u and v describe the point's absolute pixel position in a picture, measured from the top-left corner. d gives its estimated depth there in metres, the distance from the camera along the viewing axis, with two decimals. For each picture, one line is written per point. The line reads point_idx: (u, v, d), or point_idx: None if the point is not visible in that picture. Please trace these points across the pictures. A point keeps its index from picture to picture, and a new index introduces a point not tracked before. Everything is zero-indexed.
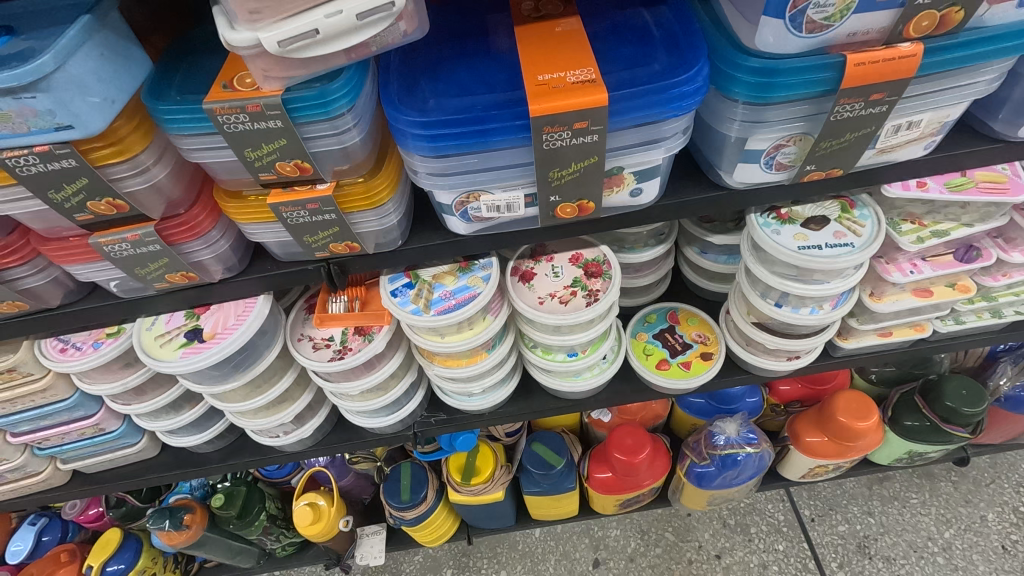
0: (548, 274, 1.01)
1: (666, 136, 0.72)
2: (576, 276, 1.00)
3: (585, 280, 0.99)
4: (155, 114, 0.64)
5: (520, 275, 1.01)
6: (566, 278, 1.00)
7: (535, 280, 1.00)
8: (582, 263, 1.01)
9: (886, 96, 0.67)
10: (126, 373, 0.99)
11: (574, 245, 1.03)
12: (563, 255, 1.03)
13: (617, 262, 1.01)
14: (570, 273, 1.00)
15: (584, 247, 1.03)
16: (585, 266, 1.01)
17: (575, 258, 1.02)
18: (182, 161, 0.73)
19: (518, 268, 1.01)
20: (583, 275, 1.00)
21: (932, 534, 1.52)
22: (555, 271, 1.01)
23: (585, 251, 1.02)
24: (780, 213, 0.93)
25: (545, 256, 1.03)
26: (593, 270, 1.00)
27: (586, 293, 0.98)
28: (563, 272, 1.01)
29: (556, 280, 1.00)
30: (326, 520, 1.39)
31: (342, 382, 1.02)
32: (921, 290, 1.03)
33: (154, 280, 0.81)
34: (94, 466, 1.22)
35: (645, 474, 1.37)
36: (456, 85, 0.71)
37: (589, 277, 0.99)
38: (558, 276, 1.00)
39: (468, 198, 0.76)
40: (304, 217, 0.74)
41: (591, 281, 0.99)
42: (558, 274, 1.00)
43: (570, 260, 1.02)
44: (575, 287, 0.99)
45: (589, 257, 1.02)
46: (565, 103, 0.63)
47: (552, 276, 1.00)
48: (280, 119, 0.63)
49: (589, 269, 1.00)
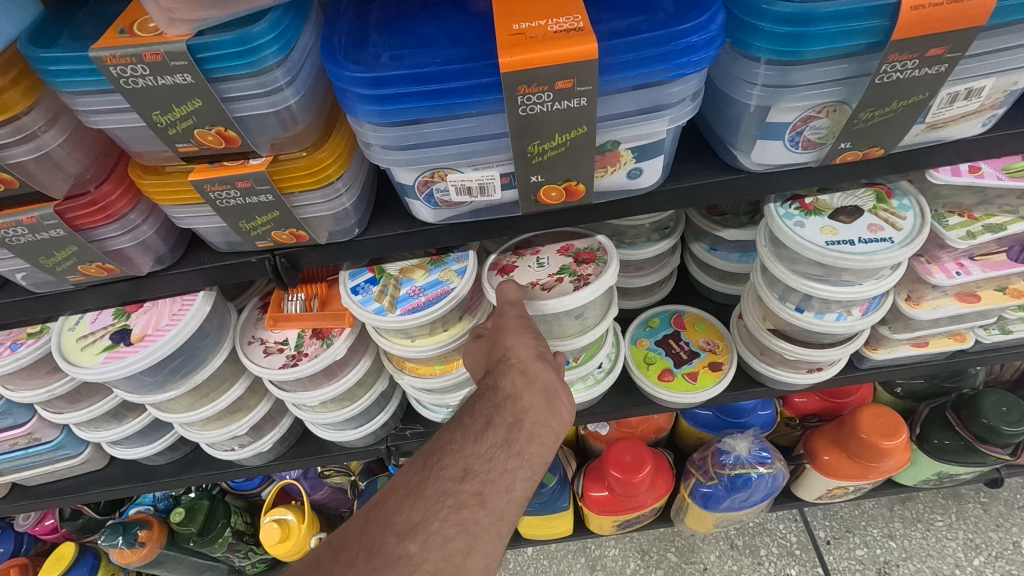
0: (531, 266, 0.87)
1: (671, 102, 0.59)
2: (565, 265, 0.86)
3: (573, 267, 0.86)
4: (36, 66, 0.52)
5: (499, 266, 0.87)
6: (553, 268, 0.86)
7: (518, 270, 0.86)
8: (570, 252, 0.88)
9: (947, 52, 0.54)
10: (54, 378, 0.87)
11: (563, 236, 0.90)
12: (551, 246, 0.89)
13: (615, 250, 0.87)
14: (557, 261, 0.87)
15: (575, 237, 0.90)
16: (576, 254, 0.87)
17: (562, 247, 0.88)
18: (86, 129, 0.61)
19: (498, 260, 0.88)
20: (572, 262, 0.86)
21: (960, 560, 1.37)
22: (540, 261, 0.87)
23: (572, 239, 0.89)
24: (804, 202, 0.80)
25: (528, 250, 0.89)
26: (585, 256, 0.87)
27: (574, 278, 0.84)
28: (549, 261, 0.87)
29: (541, 269, 0.86)
30: (294, 538, 1.27)
31: (300, 391, 0.90)
32: (966, 295, 0.89)
33: (66, 273, 0.69)
34: (35, 479, 1.10)
35: (644, 494, 1.24)
36: (415, 37, 0.58)
37: (578, 264, 0.86)
38: (543, 265, 0.87)
39: (432, 177, 0.63)
40: (235, 198, 0.62)
41: (581, 268, 0.85)
42: (544, 263, 0.87)
43: (559, 250, 0.88)
44: (562, 274, 0.85)
45: (581, 245, 0.88)
46: (544, 54, 0.50)
47: (537, 266, 0.87)
48: (189, 72, 0.51)
49: (579, 256, 0.87)
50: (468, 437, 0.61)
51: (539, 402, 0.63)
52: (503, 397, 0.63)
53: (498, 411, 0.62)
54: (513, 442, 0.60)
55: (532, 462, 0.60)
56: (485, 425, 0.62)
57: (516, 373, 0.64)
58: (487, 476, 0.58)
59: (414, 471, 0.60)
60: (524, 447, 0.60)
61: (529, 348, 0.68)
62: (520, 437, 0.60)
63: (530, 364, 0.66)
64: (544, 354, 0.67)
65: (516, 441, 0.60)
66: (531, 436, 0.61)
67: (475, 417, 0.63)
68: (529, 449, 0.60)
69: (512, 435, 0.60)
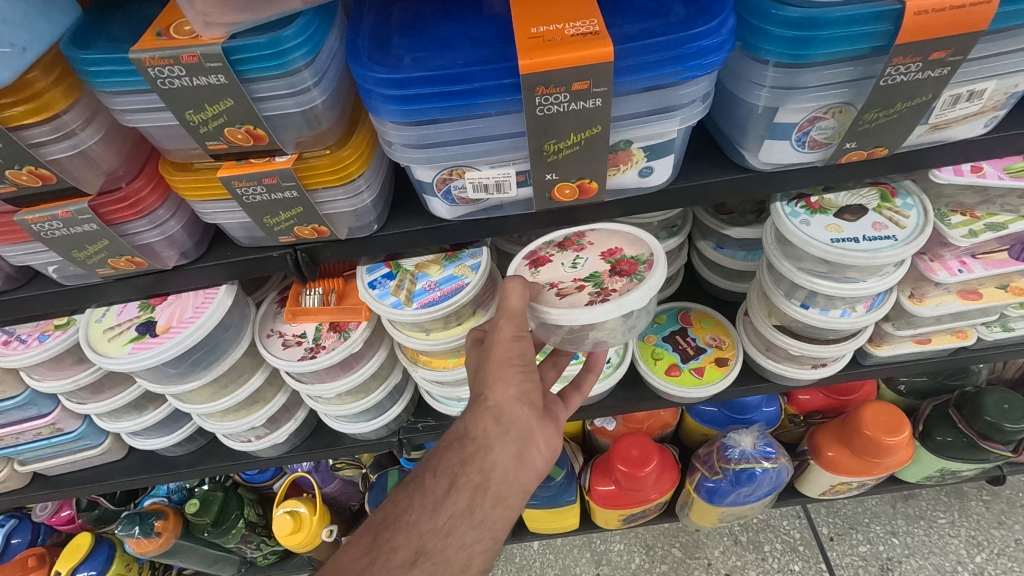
0: (565, 263, 0.86)
1: (682, 103, 0.62)
2: (596, 271, 0.83)
3: (603, 277, 0.82)
4: (77, 66, 0.55)
5: (532, 258, 0.87)
6: (583, 271, 0.84)
7: (547, 268, 0.86)
8: (613, 258, 0.85)
9: (949, 55, 0.56)
10: (79, 369, 0.90)
11: (617, 240, 0.87)
12: (599, 247, 0.87)
13: (664, 270, 0.81)
14: (592, 265, 0.84)
15: (628, 244, 0.86)
16: (616, 262, 0.84)
17: (606, 252, 0.85)
18: (120, 127, 0.64)
19: (537, 252, 0.88)
20: (607, 270, 0.83)
21: (962, 557, 1.39)
22: (575, 261, 0.86)
23: (623, 246, 0.86)
24: (810, 201, 0.82)
25: (574, 246, 0.88)
26: (625, 267, 0.83)
27: (596, 290, 0.80)
28: (584, 262, 0.85)
29: (570, 271, 0.84)
30: (306, 530, 1.29)
31: (317, 383, 0.93)
32: (968, 292, 0.91)
33: (96, 266, 0.71)
34: (56, 469, 1.13)
35: (650, 488, 1.26)
36: (436, 40, 0.61)
37: (612, 276, 0.82)
38: (576, 268, 0.85)
39: (450, 175, 0.66)
40: (261, 194, 0.64)
41: (610, 281, 0.82)
42: (576, 264, 0.85)
43: (601, 253, 0.86)
44: (587, 284, 0.82)
45: (628, 254, 0.85)
46: (562, 57, 0.53)
47: (565, 265, 0.86)
48: (223, 73, 0.53)
49: (616, 265, 0.84)
50: (430, 501, 0.66)
51: (511, 453, 0.70)
52: (471, 451, 0.69)
53: (463, 471, 0.68)
54: (476, 505, 0.66)
55: (489, 528, 0.67)
56: (448, 488, 0.67)
57: (488, 430, 0.70)
58: (441, 554, 0.63)
59: (362, 549, 0.63)
60: (485, 509, 0.67)
61: (507, 391, 0.73)
62: (483, 499, 0.67)
63: (506, 410, 0.72)
64: (520, 397, 0.73)
65: (479, 503, 0.67)
66: (496, 497, 0.68)
67: (438, 478, 0.68)
68: (492, 513, 0.67)
69: (477, 495, 0.67)
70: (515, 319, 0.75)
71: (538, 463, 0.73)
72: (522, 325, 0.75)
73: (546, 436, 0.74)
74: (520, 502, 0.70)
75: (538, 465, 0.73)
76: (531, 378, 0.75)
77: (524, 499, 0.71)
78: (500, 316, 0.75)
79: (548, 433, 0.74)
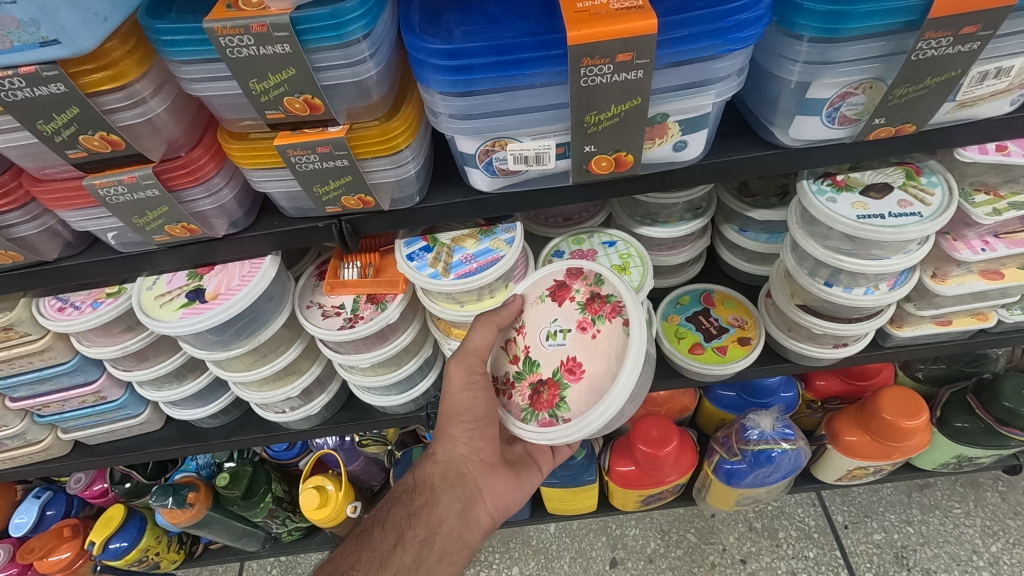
0: (551, 323, 0.81)
1: (718, 77, 0.65)
2: (538, 366, 0.79)
3: (530, 379, 0.80)
4: (152, 36, 0.59)
5: (562, 285, 0.84)
6: (541, 353, 0.80)
7: (550, 305, 0.83)
8: (564, 375, 0.77)
9: (980, 30, 0.58)
10: (127, 337, 0.94)
11: (595, 364, 0.75)
12: (582, 350, 0.77)
13: (541, 440, 0.75)
14: (548, 356, 0.79)
15: (585, 382, 0.75)
16: (551, 380, 0.78)
17: (568, 367, 0.77)
18: (183, 97, 0.68)
19: (574, 281, 0.84)
20: (541, 378, 0.79)
21: (978, 547, 1.38)
22: (555, 336, 0.80)
23: (577, 385, 0.75)
24: (837, 179, 0.85)
25: (581, 321, 0.79)
26: (542, 398, 0.78)
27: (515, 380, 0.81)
28: (557, 343, 0.79)
29: (537, 341, 0.81)
30: (333, 505, 1.29)
31: (353, 353, 0.97)
32: (990, 272, 0.93)
33: (153, 232, 0.75)
34: (97, 438, 1.17)
35: (670, 469, 1.27)
36: (485, 16, 0.64)
37: (529, 393, 0.79)
38: (545, 346, 0.80)
39: (493, 146, 0.68)
40: (313, 162, 0.67)
41: (523, 387, 0.80)
42: (552, 336, 0.80)
43: (567, 358, 0.77)
44: (520, 366, 0.82)
45: (561, 393, 0.76)
46: (608, 28, 0.55)
47: (550, 327, 0.81)
48: (289, 42, 0.56)
49: (546, 388, 0.78)
50: (379, 555, 0.76)
51: (456, 509, 0.85)
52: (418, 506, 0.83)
53: (413, 525, 0.80)
54: (422, 558, 0.78)
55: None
56: (395, 542, 0.78)
57: (436, 485, 0.86)
58: None
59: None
60: (431, 563, 0.78)
61: (453, 451, 0.87)
62: (429, 553, 0.79)
63: (452, 468, 0.87)
64: (465, 458, 0.88)
65: (424, 558, 0.78)
66: (440, 549, 0.80)
67: (387, 532, 0.80)
68: (438, 564, 0.79)
69: (424, 546, 0.79)
70: (468, 364, 0.83)
71: (480, 521, 0.87)
72: (472, 369, 0.83)
73: (491, 494, 0.89)
74: (462, 559, 0.83)
75: (479, 523, 0.87)
76: (481, 436, 0.88)
77: (467, 555, 0.84)
78: (463, 351, 0.84)
79: (490, 494, 0.89)
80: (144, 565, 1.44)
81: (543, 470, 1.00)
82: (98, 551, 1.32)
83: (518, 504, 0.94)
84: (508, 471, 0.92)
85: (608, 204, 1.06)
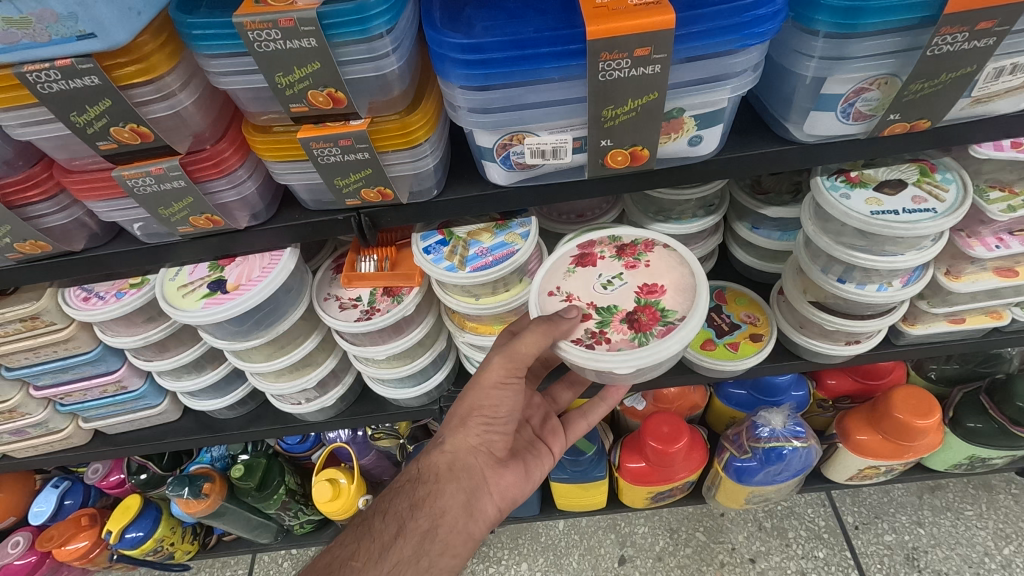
0: (597, 279, 0.84)
1: (734, 72, 0.66)
2: (615, 305, 0.80)
3: (617, 320, 0.78)
4: (184, 31, 0.61)
5: (583, 253, 0.88)
6: (608, 300, 0.81)
7: (584, 271, 0.86)
8: (648, 299, 0.80)
9: (996, 26, 0.59)
10: (149, 327, 0.96)
11: (669, 278, 0.83)
12: (643, 275, 0.83)
13: (673, 346, 0.74)
14: (621, 292, 0.82)
15: (672, 290, 0.81)
16: (642, 304, 0.80)
17: (647, 290, 0.81)
18: (209, 91, 0.70)
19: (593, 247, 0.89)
20: (628, 310, 0.79)
21: (990, 549, 1.37)
22: (605, 281, 0.84)
23: (668, 296, 0.80)
24: (850, 175, 0.85)
25: (628, 262, 0.85)
26: (642, 321, 0.78)
27: (600, 327, 0.78)
28: (616, 287, 0.83)
29: (596, 292, 0.82)
30: (345, 498, 1.30)
31: (369, 345, 0.98)
32: (1004, 270, 0.94)
33: (178, 223, 0.77)
34: (116, 427, 1.20)
35: (679, 466, 1.27)
36: (504, 12, 0.66)
37: (625, 327, 0.78)
38: (606, 291, 0.82)
39: (511, 140, 0.70)
40: (335, 155, 0.68)
41: (616, 327, 0.78)
42: (607, 284, 0.83)
43: (639, 284, 0.82)
44: (597, 317, 0.79)
45: (661, 303, 0.80)
46: (627, 24, 0.56)
47: (600, 280, 0.84)
48: (316, 37, 0.58)
49: (640, 313, 0.79)
50: (378, 544, 0.75)
51: (460, 499, 0.82)
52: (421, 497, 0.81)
53: (414, 517, 0.79)
54: (423, 551, 0.76)
55: (437, 570, 0.77)
56: (396, 532, 0.77)
57: (440, 475, 0.83)
58: None
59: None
60: (432, 556, 0.77)
61: (462, 440, 0.85)
62: (430, 545, 0.77)
63: (459, 458, 0.84)
64: (474, 447, 0.86)
65: (426, 550, 0.76)
66: (441, 542, 0.78)
67: (388, 522, 0.78)
68: (440, 558, 0.77)
69: (425, 538, 0.77)
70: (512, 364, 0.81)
71: (486, 513, 0.85)
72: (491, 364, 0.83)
73: (498, 486, 0.87)
74: (465, 551, 0.81)
75: (485, 515, 0.85)
76: (493, 431, 0.87)
77: (470, 548, 0.82)
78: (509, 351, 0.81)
79: (497, 486, 0.87)
80: (159, 555, 1.46)
81: (556, 452, 0.99)
82: (114, 539, 1.33)
83: (524, 494, 0.93)
84: (515, 465, 0.91)
85: (621, 201, 1.07)
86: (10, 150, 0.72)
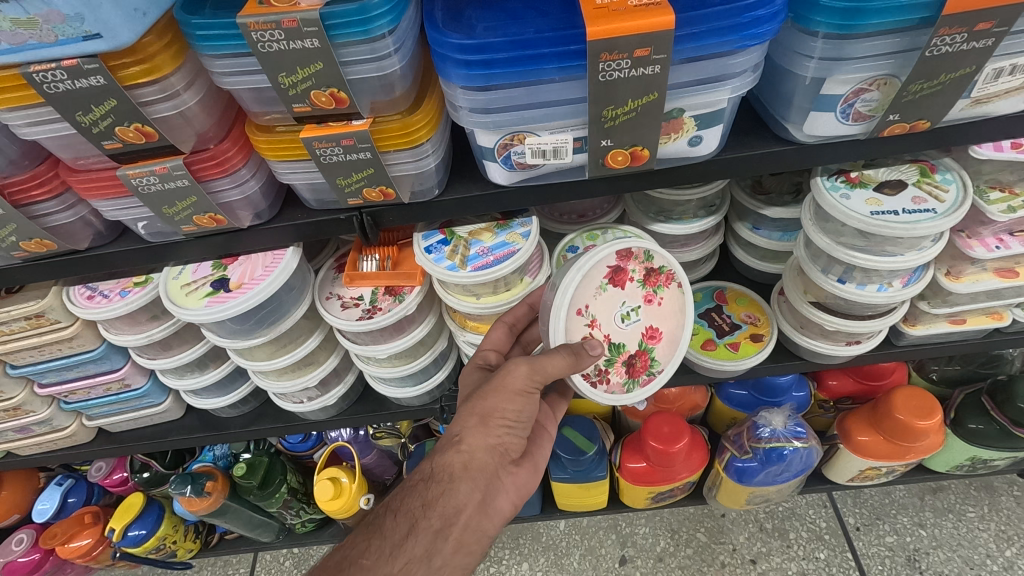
0: (619, 306, 0.87)
1: (734, 72, 0.66)
2: (624, 344, 0.87)
3: (620, 361, 0.88)
4: (188, 32, 0.61)
5: (618, 269, 0.86)
6: (620, 336, 0.87)
7: (613, 291, 0.86)
8: (646, 343, 0.90)
9: (994, 26, 0.59)
10: (153, 325, 0.97)
11: (668, 324, 0.92)
12: (652, 314, 0.90)
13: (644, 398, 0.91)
14: (632, 328, 0.88)
15: (664, 340, 0.92)
16: (640, 348, 0.89)
17: (648, 333, 0.90)
18: (213, 91, 0.71)
19: (627, 262, 0.87)
20: (631, 353, 0.88)
21: (991, 551, 1.36)
22: (625, 312, 0.87)
23: (660, 346, 0.91)
24: (850, 176, 0.85)
25: (647, 294, 0.89)
26: (636, 368, 0.89)
27: (607, 366, 0.86)
28: (630, 321, 0.88)
29: (615, 326, 0.86)
30: (347, 497, 1.31)
31: (371, 344, 0.99)
32: (1004, 271, 0.94)
33: (182, 222, 0.77)
34: (120, 426, 1.20)
35: (680, 466, 1.28)
36: (505, 13, 0.66)
37: (624, 370, 0.88)
38: (623, 326, 0.87)
39: (512, 140, 0.70)
40: (337, 155, 0.69)
41: (617, 369, 0.88)
42: (625, 319, 0.87)
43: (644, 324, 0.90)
44: (607, 353, 0.86)
45: (653, 351, 0.91)
46: (627, 24, 0.57)
47: (622, 310, 0.87)
48: (318, 37, 0.58)
49: (637, 358, 0.89)
50: (389, 544, 0.72)
51: (475, 498, 0.78)
52: (434, 495, 0.77)
53: (427, 516, 0.75)
54: (435, 550, 0.73)
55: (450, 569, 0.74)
56: (408, 531, 0.73)
57: (455, 474, 0.78)
58: None
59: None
60: (445, 555, 0.74)
61: (478, 437, 0.80)
62: (443, 544, 0.74)
63: (475, 456, 0.80)
64: (491, 444, 0.81)
65: (438, 548, 0.73)
66: (454, 541, 0.75)
67: (399, 520, 0.74)
68: (452, 556, 0.74)
69: (438, 539, 0.74)
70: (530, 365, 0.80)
71: (501, 510, 0.81)
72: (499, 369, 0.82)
73: (513, 483, 0.83)
74: (479, 550, 0.78)
75: (500, 513, 0.81)
76: (513, 432, 0.82)
77: (484, 546, 0.79)
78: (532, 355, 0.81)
79: (512, 483, 0.83)
80: (162, 552, 1.46)
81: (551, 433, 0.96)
82: (117, 537, 1.34)
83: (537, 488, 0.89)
84: (528, 462, 0.87)
85: (622, 201, 1.07)
86: (16, 149, 0.73)
